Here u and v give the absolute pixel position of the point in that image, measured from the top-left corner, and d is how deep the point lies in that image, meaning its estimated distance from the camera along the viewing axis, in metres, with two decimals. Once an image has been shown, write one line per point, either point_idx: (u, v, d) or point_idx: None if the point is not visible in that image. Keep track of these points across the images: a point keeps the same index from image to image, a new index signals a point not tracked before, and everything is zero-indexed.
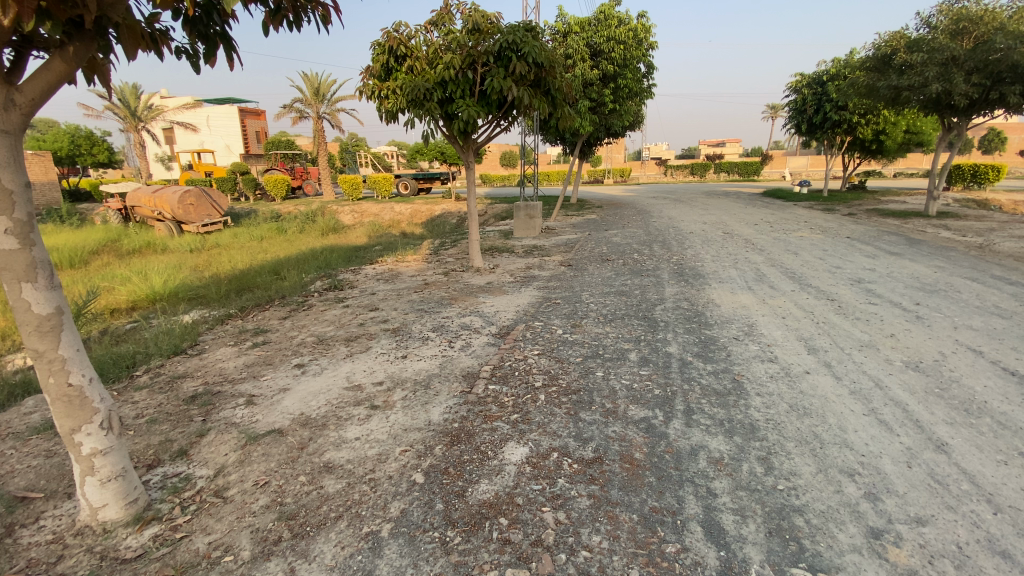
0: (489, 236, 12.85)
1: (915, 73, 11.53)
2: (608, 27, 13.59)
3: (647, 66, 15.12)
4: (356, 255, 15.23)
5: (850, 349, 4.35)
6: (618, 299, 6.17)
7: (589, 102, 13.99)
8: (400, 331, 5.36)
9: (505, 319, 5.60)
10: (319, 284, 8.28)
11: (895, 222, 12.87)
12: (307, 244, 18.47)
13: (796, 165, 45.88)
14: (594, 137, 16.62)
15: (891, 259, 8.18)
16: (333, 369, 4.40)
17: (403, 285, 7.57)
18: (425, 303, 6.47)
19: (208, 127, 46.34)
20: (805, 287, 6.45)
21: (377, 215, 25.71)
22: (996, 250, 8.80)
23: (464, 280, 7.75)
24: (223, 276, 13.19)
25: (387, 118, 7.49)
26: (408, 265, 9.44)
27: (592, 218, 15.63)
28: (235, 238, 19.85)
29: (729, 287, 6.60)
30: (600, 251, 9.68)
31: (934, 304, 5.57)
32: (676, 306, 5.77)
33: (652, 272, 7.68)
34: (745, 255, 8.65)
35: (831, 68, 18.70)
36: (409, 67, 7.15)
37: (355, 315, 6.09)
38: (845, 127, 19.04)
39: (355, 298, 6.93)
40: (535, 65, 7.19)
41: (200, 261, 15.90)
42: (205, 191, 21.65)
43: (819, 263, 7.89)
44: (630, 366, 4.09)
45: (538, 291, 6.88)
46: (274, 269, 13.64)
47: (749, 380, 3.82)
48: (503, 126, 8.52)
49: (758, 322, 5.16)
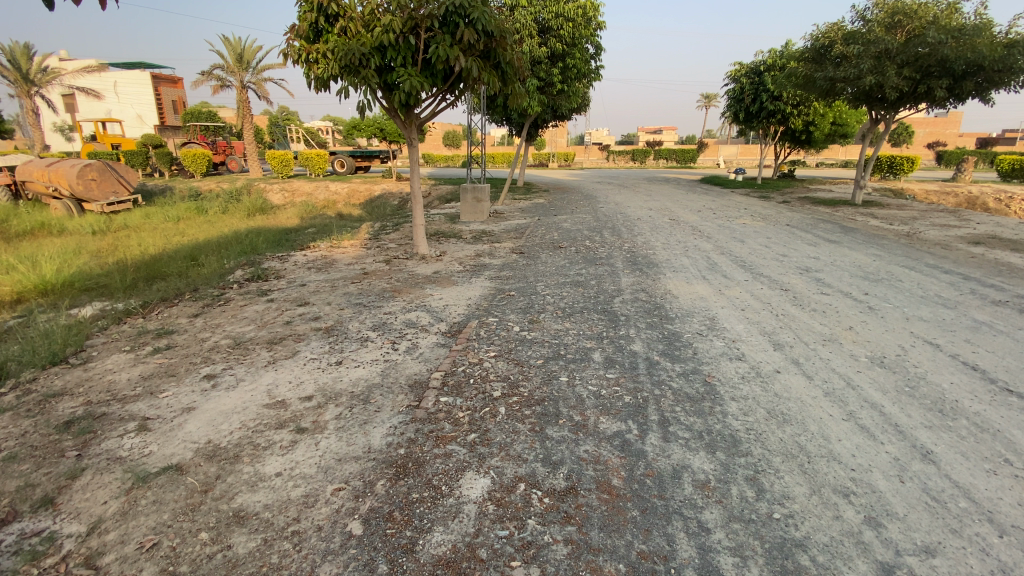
0: (434, 221, 12.16)
1: (852, 64, 11.97)
2: (556, 3, 13.06)
3: (595, 47, 14.78)
4: (286, 239, 14.02)
5: (815, 343, 4.20)
6: (574, 290, 5.82)
7: (537, 81, 13.48)
8: (335, 331, 4.71)
9: (455, 314, 5.09)
10: (241, 273, 7.35)
11: (826, 210, 13.45)
12: (232, 226, 16.89)
13: (729, 153, 47.92)
14: (541, 119, 16.18)
15: (831, 247, 8.39)
16: (252, 382, 3.73)
17: (339, 275, 6.84)
18: (365, 296, 5.81)
19: (116, 95, 41.46)
20: (758, 276, 6.37)
21: (311, 195, 24.06)
22: (922, 238, 9.29)
23: (408, 269, 7.14)
24: (131, 262, 11.69)
25: (318, 86, 6.63)
26: (345, 251, 8.64)
27: (539, 203, 15.27)
28: (148, 219, 17.81)
29: (685, 276, 6.39)
30: (552, 238, 9.32)
31: (882, 294, 5.64)
32: (635, 298, 5.48)
33: (606, 260, 7.40)
34: (695, 243, 8.59)
35: (768, 58, 19.21)
36: (342, 28, 6.34)
37: (282, 312, 5.34)
38: (779, 117, 19.75)
39: (282, 291, 6.14)
40: (484, 34, 6.60)
41: (104, 244, 14.07)
42: (108, 165, 19.23)
43: (767, 251, 7.94)
44: (594, 369, 3.71)
45: (489, 281, 6.40)
46: (192, 254, 12.26)
47: (720, 381, 3.53)
48: (449, 101, 7.88)
49: (719, 314, 4.93)
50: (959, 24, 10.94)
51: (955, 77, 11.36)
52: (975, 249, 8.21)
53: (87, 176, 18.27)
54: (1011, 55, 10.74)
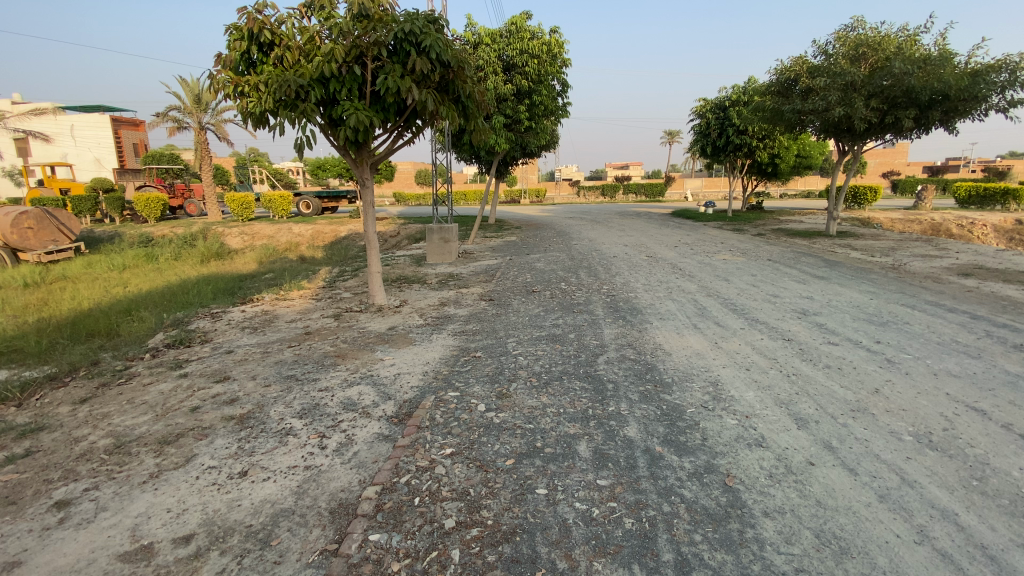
0: (398, 264, 11.29)
1: (819, 96, 11.96)
2: (520, 39, 12.75)
3: (561, 83, 14.50)
4: (237, 287, 12.87)
5: (844, 418, 3.44)
6: (550, 348, 4.99)
7: (503, 117, 13.00)
8: (251, 421, 3.73)
9: (407, 388, 4.17)
10: (162, 336, 6.27)
11: (802, 242, 13.17)
12: (181, 273, 15.67)
13: (694, 186, 49.10)
14: (510, 156, 15.73)
15: (821, 283, 7.86)
16: (117, 516, 2.74)
17: (275, 337, 5.85)
18: (300, 366, 4.84)
19: (72, 139, 39.47)
20: (754, 324, 5.65)
21: (272, 238, 22.98)
22: (908, 271, 8.90)
23: (360, 325, 6.22)
24: (55, 320, 10.37)
25: (251, 122, 5.85)
26: (291, 304, 7.67)
27: (511, 241, 14.61)
28: (89, 268, 16.41)
29: (673, 326, 5.64)
30: (524, 281, 8.59)
31: (895, 341, 4.99)
32: (622, 357, 4.66)
33: (585, 306, 6.65)
34: (677, 283, 7.95)
35: (731, 94, 19.40)
36: (278, 58, 5.60)
37: (193, 393, 4.34)
38: (746, 151, 19.83)
39: (201, 362, 5.12)
40: (440, 64, 5.94)
41: (32, 299, 12.64)
42: (48, 211, 17.80)
43: (756, 291, 7.34)
44: (580, 470, 2.85)
45: (452, 338, 5.51)
46: (128, 308, 11.01)
47: (744, 483, 2.71)
48: (407, 138, 7.19)
49: (721, 377, 4.15)
50: (922, 54, 11.02)
51: (921, 106, 11.38)
52: (968, 281, 7.78)
53: (23, 224, 16.76)
54: (975, 84, 10.77)
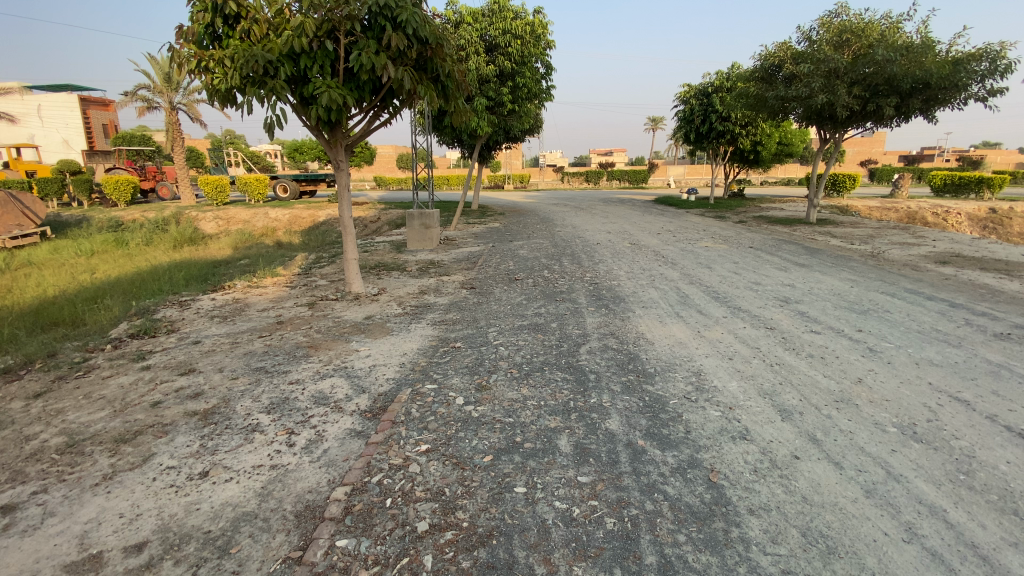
0: (377, 250, 11.01)
1: (803, 83, 11.92)
2: (503, 19, 12.41)
3: (544, 66, 14.21)
4: (211, 274, 12.48)
5: (828, 409, 3.39)
6: (532, 338, 4.85)
7: (486, 100, 12.69)
8: (215, 417, 3.54)
9: (383, 381, 4.00)
10: (127, 326, 5.97)
11: (784, 230, 13.24)
12: (153, 259, 15.13)
13: (676, 173, 49.24)
14: (492, 141, 15.42)
15: (802, 271, 7.88)
16: (65, 522, 2.54)
17: (246, 327, 5.61)
18: (271, 358, 4.63)
19: (38, 119, 37.71)
20: (737, 312, 5.60)
21: (248, 223, 22.35)
22: (887, 259, 8.97)
23: (335, 314, 6.01)
24: (16, 307, 9.90)
25: (217, 99, 5.53)
26: (263, 292, 7.39)
27: (494, 227, 14.39)
28: (55, 253, 15.74)
29: (656, 314, 5.54)
30: (506, 268, 8.43)
31: (877, 330, 4.98)
32: (604, 347, 4.54)
33: (567, 295, 6.52)
34: (661, 271, 7.88)
35: (715, 80, 19.30)
36: (245, 31, 5.27)
37: (155, 387, 4.11)
38: (729, 138, 19.81)
39: (165, 353, 4.86)
40: (418, 40, 5.67)
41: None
42: (13, 195, 17.19)
43: (738, 278, 7.30)
44: (561, 466, 2.74)
45: (431, 328, 5.33)
46: (94, 296, 10.56)
47: (728, 479, 2.63)
48: (383, 118, 6.92)
49: (704, 366, 4.07)
50: (905, 42, 11.03)
51: (902, 94, 11.42)
52: (945, 269, 7.86)
53: None
54: (955, 73, 10.84)
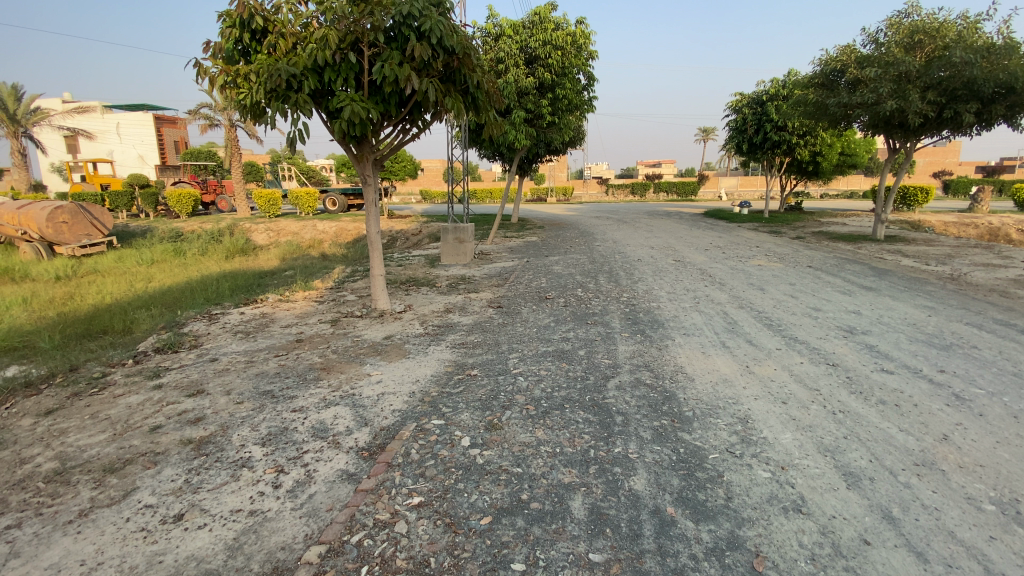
0: (410, 264, 10.89)
1: (869, 88, 10.95)
2: (543, 30, 12.16)
3: (586, 77, 13.84)
4: (255, 285, 12.76)
5: (906, 475, 2.79)
6: (555, 367, 4.43)
7: (524, 112, 12.44)
8: (207, 448, 3.33)
9: (388, 413, 3.68)
10: (154, 339, 5.99)
11: (847, 247, 12.17)
12: (204, 269, 15.73)
13: (728, 185, 47.36)
14: (532, 153, 15.15)
15: (868, 295, 7.03)
16: (24, 566, 2.34)
17: (264, 344, 5.49)
18: (280, 381, 4.43)
19: (117, 136, 40.78)
20: (793, 344, 4.94)
21: (297, 234, 23.09)
22: (969, 282, 7.93)
23: (355, 333, 5.81)
24: (73, 315, 10.39)
25: (244, 113, 5.51)
26: (292, 307, 7.34)
27: (532, 241, 14.06)
28: (119, 262, 16.69)
29: (699, 343, 4.98)
30: (538, 286, 8.05)
31: (964, 371, 4.23)
32: (636, 382, 4.04)
33: (600, 317, 6.06)
34: (706, 292, 7.25)
35: (770, 88, 18.26)
36: (271, 46, 5.21)
37: (160, 409, 3.98)
38: (785, 148, 18.67)
39: (180, 371, 4.77)
40: (444, 50, 5.45)
41: (59, 292, 12.79)
42: (82, 207, 18.11)
43: (794, 303, 6.59)
44: (570, 538, 2.30)
45: (450, 351, 4.99)
46: (144, 305, 10.95)
47: (778, 570, 2.11)
48: (412, 132, 6.73)
49: (753, 412, 3.51)
50: (987, 42, 9.93)
51: (983, 100, 10.29)
52: None
53: (58, 218, 17.12)
54: None
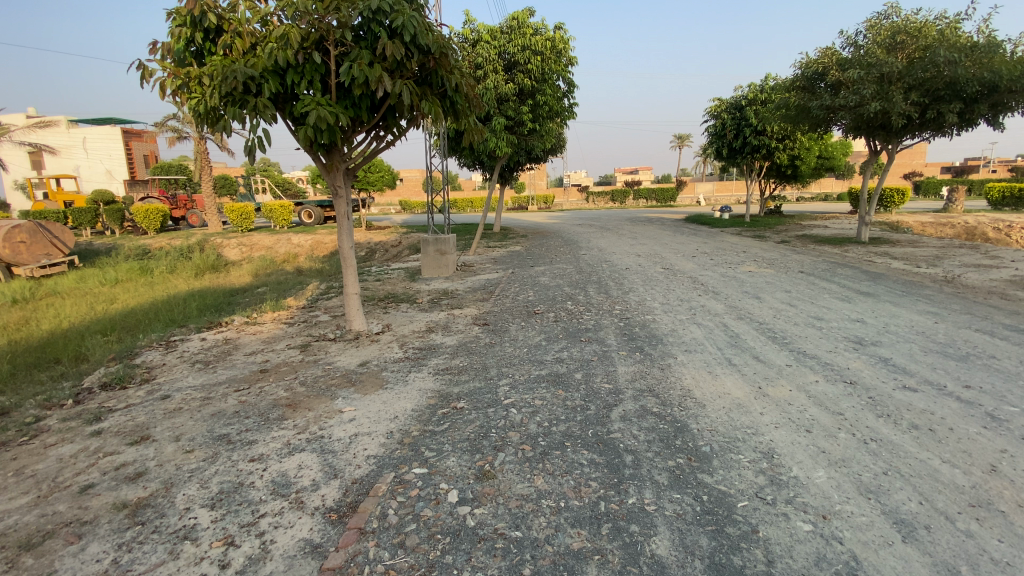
0: (389, 279, 10.35)
1: (852, 90, 10.88)
2: (522, 35, 11.85)
3: (567, 83, 13.59)
4: (226, 304, 12.06)
5: (965, 521, 2.40)
6: (550, 395, 3.98)
7: (504, 119, 12.09)
8: (145, 513, 2.76)
9: (362, 461, 3.19)
10: (100, 373, 5.34)
11: (834, 250, 12.04)
12: (172, 288, 14.91)
13: (706, 190, 47.82)
14: (513, 161, 14.79)
15: (868, 301, 6.78)
16: None
17: (225, 377, 4.92)
18: (239, 422, 3.87)
19: (84, 151, 39.32)
20: (803, 359, 4.58)
21: (271, 249, 22.30)
22: (964, 285, 7.77)
23: (328, 359, 5.28)
24: (24, 342, 9.52)
25: (199, 121, 4.97)
26: (259, 330, 6.76)
27: (516, 251, 13.65)
28: (80, 282, 15.74)
29: (703, 361, 4.58)
30: (525, 299, 7.62)
31: (990, 386, 3.93)
32: (642, 411, 3.61)
33: (594, 333, 5.64)
34: (701, 302, 6.91)
35: (748, 93, 18.29)
36: (227, 47, 4.70)
37: (95, 461, 3.37)
38: (764, 153, 18.68)
39: (126, 413, 4.17)
40: (419, 49, 5.02)
41: (11, 317, 11.85)
42: (41, 225, 17.10)
43: (794, 312, 6.29)
44: None
45: (432, 379, 4.51)
46: (104, 329, 10.14)
47: None
48: (387, 140, 6.27)
49: (776, 445, 3.12)
50: (968, 42, 9.93)
51: (965, 100, 10.30)
52: None
53: (16, 238, 16.06)
54: None
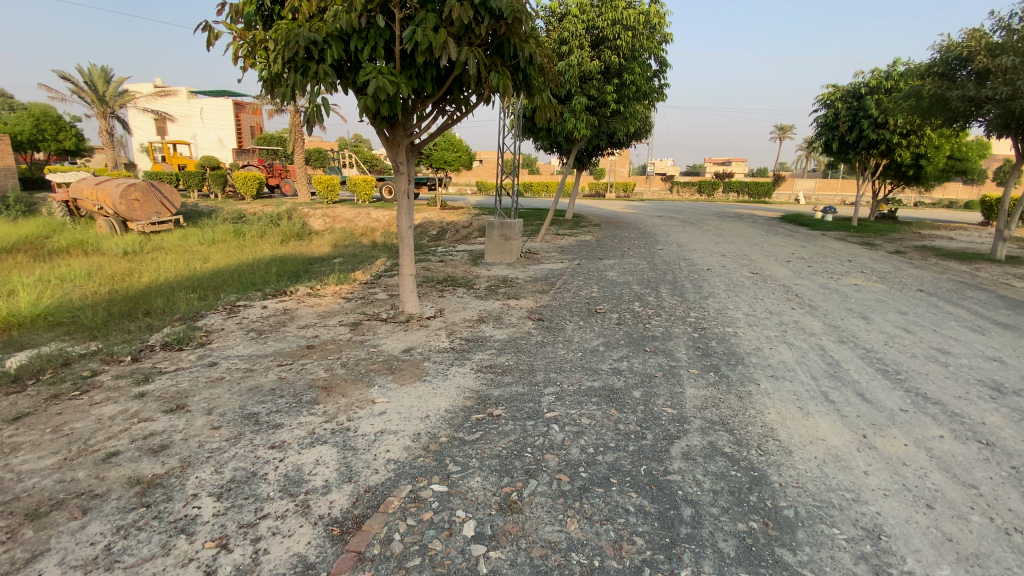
0: (453, 260, 10.18)
1: (1005, 80, 9.06)
2: (613, 9, 10.99)
3: (658, 62, 12.54)
4: (301, 272, 12.50)
5: None
6: (602, 413, 3.45)
7: (586, 99, 11.39)
8: (154, 494, 2.63)
9: (381, 465, 2.88)
10: (165, 331, 5.51)
11: (962, 267, 10.25)
12: (258, 252, 15.81)
13: (805, 188, 43.70)
14: (592, 145, 14.02)
15: (1010, 336, 5.53)
16: None
17: (272, 349, 4.87)
18: (271, 402, 3.73)
19: (200, 120, 43.18)
20: (926, 405, 3.68)
21: (351, 221, 23.14)
22: None
23: (374, 341, 5.09)
24: (125, 292, 10.34)
25: (265, 87, 4.88)
26: (317, 303, 6.76)
27: (586, 241, 13.01)
28: (183, 240, 17.15)
29: (791, 392, 3.85)
30: (588, 295, 7.07)
31: None
32: (710, 450, 3.00)
33: (660, 343, 5.00)
34: (792, 317, 6.00)
35: (871, 79, 16.06)
36: (294, 8, 4.49)
37: (129, 426, 3.36)
38: (883, 149, 16.39)
39: (172, 377, 4.20)
40: (491, 14, 4.56)
41: (120, 267, 13.08)
42: (153, 185, 18.62)
43: (912, 340, 5.23)
44: None
45: (474, 377, 4.14)
46: (193, 286, 10.81)
47: None
48: (454, 115, 5.91)
49: (887, 522, 2.41)
50: None
51: None
52: None
53: (131, 196, 17.75)
54: None
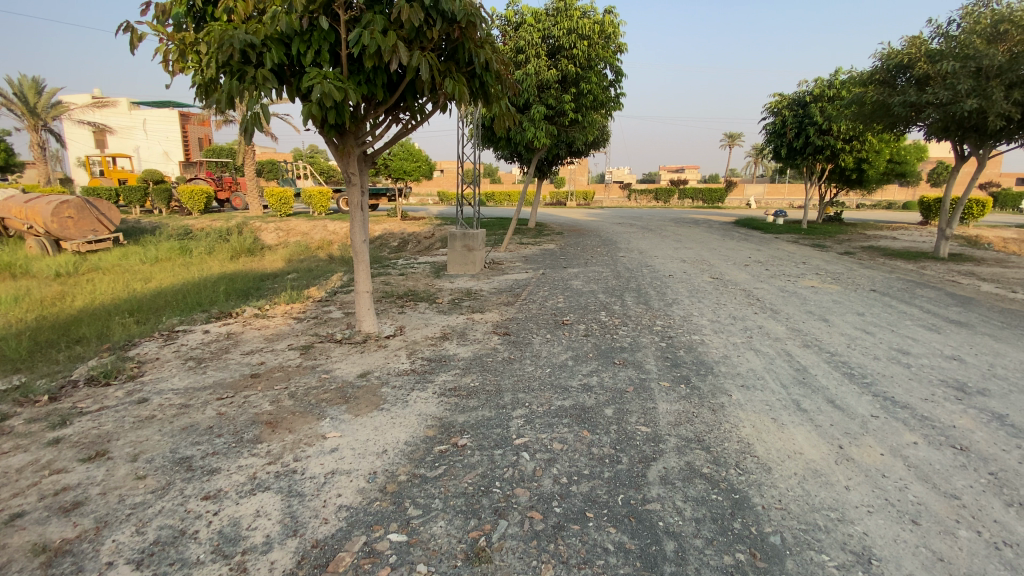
0: (414, 273, 9.83)
1: (943, 85, 9.54)
2: (569, 18, 11.02)
3: (614, 71, 12.66)
4: (253, 290, 11.85)
5: None
6: (574, 436, 3.25)
7: (544, 107, 11.33)
8: (58, 566, 2.24)
9: (332, 512, 2.57)
10: (91, 364, 4.96)
11: (907, 266, 10.70)
12: (205, 270, 14.94)
13: (756, 193, 45.44)
14: (552, 154, 13.98)
15: (962, 333, 5.70)
16: None
17: (213, 380, 4.44)
18: (207, 442, 3.33)
19: (143, 132, 41.03)
20: (895, 409, 3.66)
21: (307, 234, 22.32)
22: None
23: (327, 365, 4.73)
24: (53, 318, 9.47)
25: (199, 94, 4.49)
26: (267, 324, 6.30)
27: (550, 249, 12.91)
28: (123, 259, 16.04)
29: (764, 402, 3.76)
30: (554, 306, 6.90)
31: None
32: (688, 472, 2.84)
33: (630, 354, 4.86)
34: (757, 322, 6.00)
35: (814, 88, 16.77)
36: (228, 9, 4.14)
37: (37, 481, 2.91)
38: (828, 154, 17.12)
39: (95, 417, 3.73)
40: (443, 17, 4.34)
41: (49, 291, 12.04)
42: (88, 202, 17.43)
43: (873, 341, 5.29)
44: None
45: (436, 402, 3.86)
46: (132, 309, 10.02)
47: None
48: (407, 123, 5.65)
49: (875, 543, 2.29)
50: None
51: None
52: None
53: (63, 213, 16.48)
54: None
